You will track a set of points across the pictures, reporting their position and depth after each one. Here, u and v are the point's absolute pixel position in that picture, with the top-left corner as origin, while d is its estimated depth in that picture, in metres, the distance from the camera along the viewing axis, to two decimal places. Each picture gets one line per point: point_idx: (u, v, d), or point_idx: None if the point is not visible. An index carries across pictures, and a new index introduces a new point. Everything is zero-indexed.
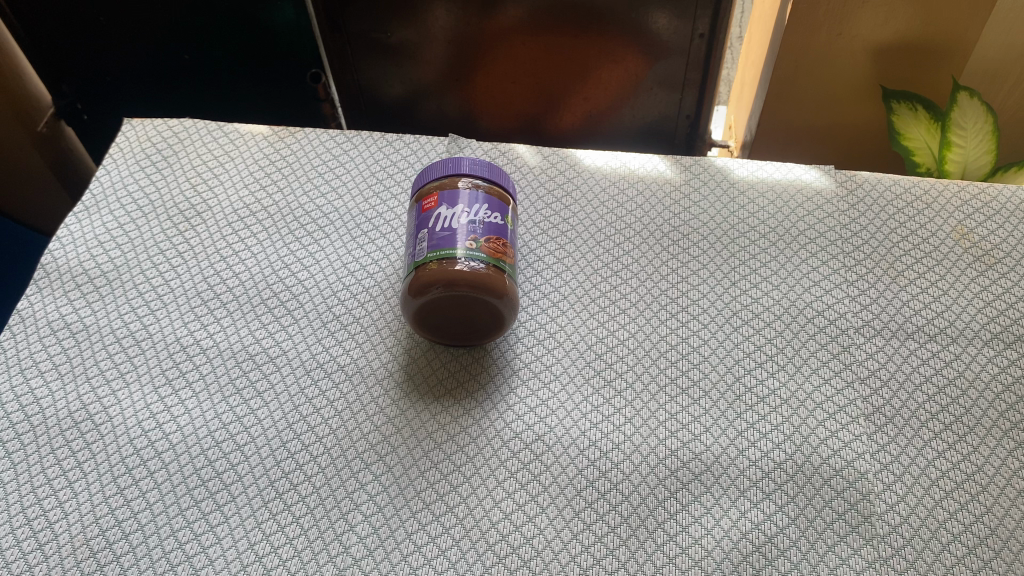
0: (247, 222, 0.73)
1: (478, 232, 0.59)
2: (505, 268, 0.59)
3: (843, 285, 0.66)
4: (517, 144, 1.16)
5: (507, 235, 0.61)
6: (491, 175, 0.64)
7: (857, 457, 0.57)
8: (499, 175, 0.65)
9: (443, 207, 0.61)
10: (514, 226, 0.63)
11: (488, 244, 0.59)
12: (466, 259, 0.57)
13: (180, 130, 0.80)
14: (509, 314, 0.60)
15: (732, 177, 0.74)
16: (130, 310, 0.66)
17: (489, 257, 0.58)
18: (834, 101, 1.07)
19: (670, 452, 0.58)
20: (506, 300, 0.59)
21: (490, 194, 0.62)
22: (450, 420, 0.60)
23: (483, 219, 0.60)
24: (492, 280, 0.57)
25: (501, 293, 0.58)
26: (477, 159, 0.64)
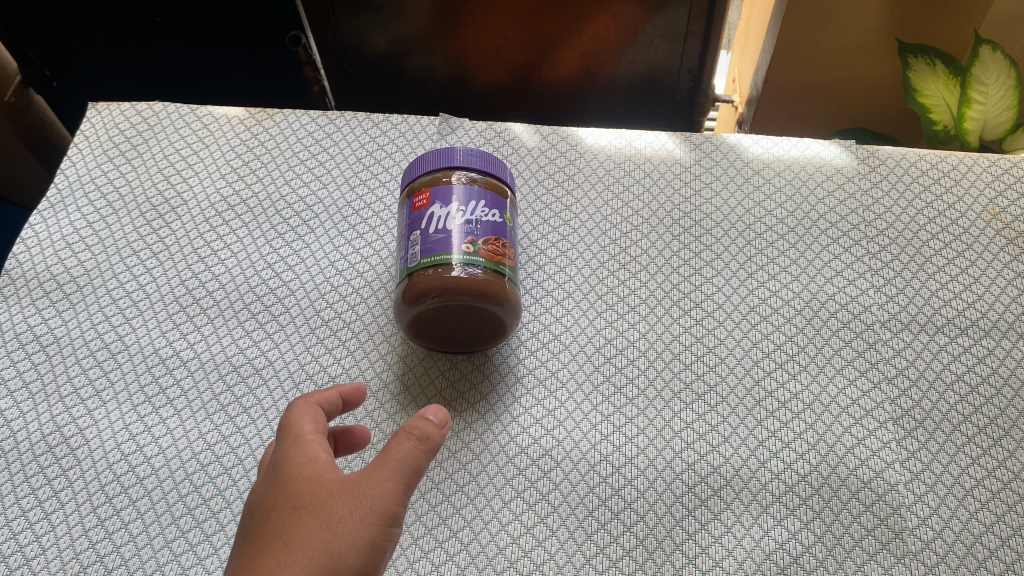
0: (225, 218, 0.67)
1: (477, 234, 0.54)
2: (507, 273, 0.55)
3: (867, 274, 0.62)
4: (510, 107, 1.10)
5: (508, 235, 0.57)
6: (488, 168, 0.59)
7: (887, 467, 0.54)
8: (497, 166, 0.60)
9: (437, 205, 0.56)
10: (515, 224, 0.59)
11: (487, 246, 0.54)
12: (463, 267, 0.53)
13: (149, 114, 0.74)
14: (512, 322, 0.56)
15: (746, 155, 0.69)
16: (104, 318, 0.62)
17: (487, 262, 0.53)
18: (845, 53, 1.01)
19: (686, 466, 0.54)
20: (507, 308, 0.54)
21: (487, 188, 0.58)
22: (451, 435, 0.56)
23: (481, 218, 0.55)
24: (490, 288, 0.53)
25: (501, 302, 0.53)
26: (471, 148, 0.59)
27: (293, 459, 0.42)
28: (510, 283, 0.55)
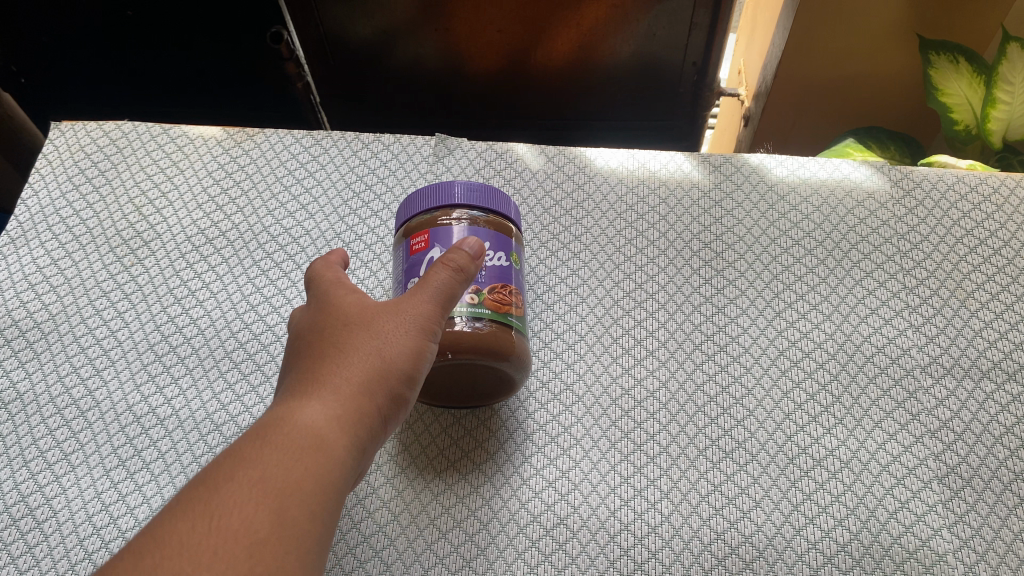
0: (203, 252, 0.62)
1: (482, 282, 0.49)
2: (514, 324, 0.49)
3: (905, 312, 0.57)
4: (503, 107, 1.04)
5: (515, 281, 0.51)
6: (491, 205, 0.53)
7: (933, 534, 0.49)
8: (502, 202, 0.54)
9: (437, 249, 0.50)
10: (521, 268, 0.53)
11: (492, 295, 0.49)
12: (464, 320, 0.47)
13: (118, 135, 0.68)
14: (518, 375, 0.50)
15: (769, 177, 0.64)
16: (72, 371, 0.56)
17: (490, 312, 0.48)
18: (864, 49, 0.94)
19: (715, 536, 0.49)
20: (512, 363, 0.49)
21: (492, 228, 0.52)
22: (456, 502, 0.51)
23: (485, 265, 0.50)
24: (490, 343, 0.47)
25: (505, 356, 0.48)
26: (474, 183, 0.54)
27: (338, 291, 0.45)
28: (517, 334, 0.49)
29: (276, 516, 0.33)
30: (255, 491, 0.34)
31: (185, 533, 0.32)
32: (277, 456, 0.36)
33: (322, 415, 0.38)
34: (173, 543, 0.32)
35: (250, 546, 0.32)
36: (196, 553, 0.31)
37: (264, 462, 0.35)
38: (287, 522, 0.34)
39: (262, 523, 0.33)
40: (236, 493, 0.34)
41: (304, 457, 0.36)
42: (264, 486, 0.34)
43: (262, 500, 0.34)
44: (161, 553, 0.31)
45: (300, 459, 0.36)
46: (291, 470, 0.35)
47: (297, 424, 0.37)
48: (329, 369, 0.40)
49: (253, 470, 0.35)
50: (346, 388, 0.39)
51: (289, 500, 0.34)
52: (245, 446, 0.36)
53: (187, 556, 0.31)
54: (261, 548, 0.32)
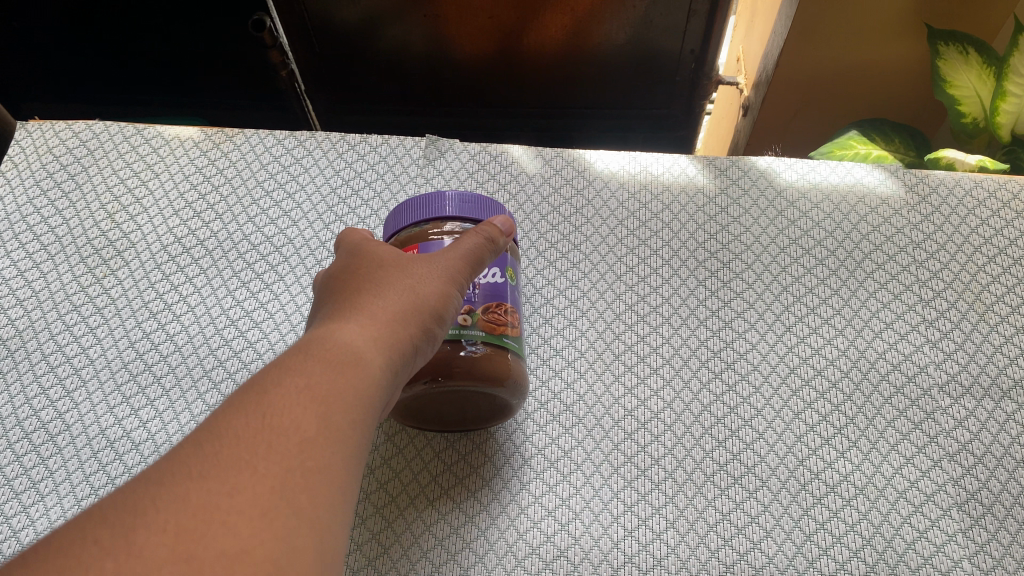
0: (180, 263, 0.58)
1: (475, 301, 0.46)
2: (510, 345, 0.46)
3: (921, 326, 0.55)
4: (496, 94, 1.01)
5: (511, 298, 0.48)
6: (484, 215, 0.50)
7: (954, 565, 0.47)
8: (495, 212, 0.51)
9: None
10: (516, 282, 0.50)
11: (485, 314, 0.46)
12: (455, 343, 0.44)
13: (89, 135, 0.64)
14: (514, 398, 0.47)
15: (778, 182, 0.61)
16: (39, 391, 0.53)
17: (483, 333, 0.45)
18: (868, 37, 0.90)
19: (724, 569, 0.47)
20: (507, 387, 0.45)
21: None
22: (450, 533, 0.48)
23: (479, 281, 0.47)
24: (482, 368, 0.44)
25: (499, 381, 0.45)
26: (465, 192, 0.50)
27: (368, 243, 0.44)
28: (512, 356, 0.46)
29: (319, 426, 0.32)
30: (301, 398, 0.32)
31: (234, 434, 0.30)
32: (321, 366, 0.34)
33: (360, 335, 0.37)
34: (222, 441, 0.30)
35: (299, 451, 0.31)
36: (246, 453, 0.30)
37: (308, 371, 0.34)
38: (334, 433, 0.32)
39: (309, 429, 0.31)
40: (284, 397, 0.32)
41: (347, 374, 0.34)
42: (308, 393, 0.33)
43: (304, 409, 0.32)
44: (204, 454, 0.29)
45: (343, 375, 0.34)
46: (334, 380, 0.34)
47: (339, 343, 0.36)
48: (367, 302, 0.39)
49: (298, 377, 0.33)
50: (384, 318, 0.38)
51: (334, 413, 0.33)
52: (283, 360, 0.34)
53: (232, 458, 0.29)
54: (308, 451, 0.31)
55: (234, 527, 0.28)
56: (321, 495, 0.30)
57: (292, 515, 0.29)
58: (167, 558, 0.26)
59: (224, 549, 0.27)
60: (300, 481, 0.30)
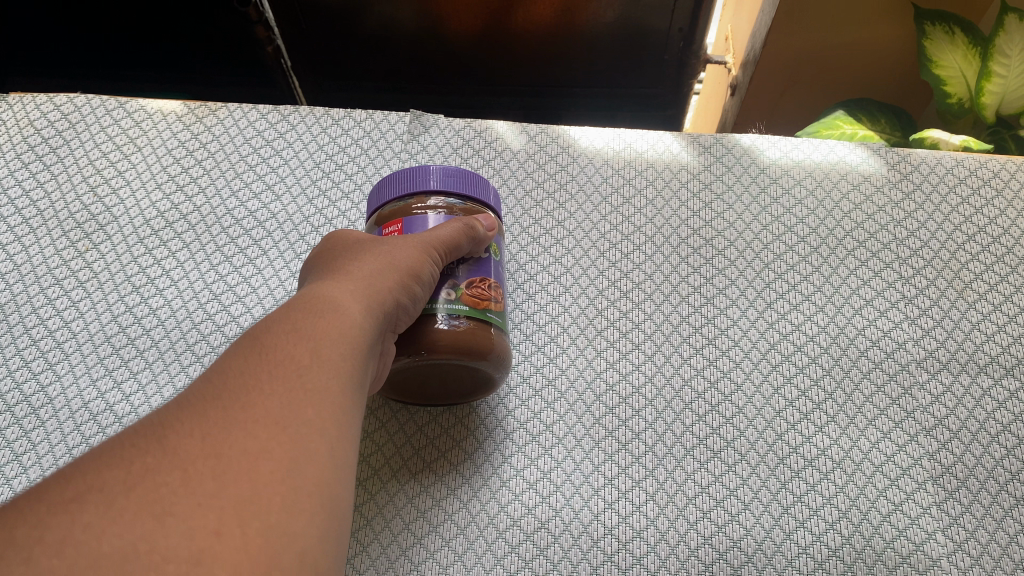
0: (163, 237, 0.58)
1: (461, 277, 0.46)
2: (494, 321, 0.46)
3: (900, 303, 0.55)
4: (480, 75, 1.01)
5: (495, 274, 0.48)
6: (468, 191, 0.50)
7: (928, 538, 0.48)
8: (479, 188, 0.51)
9: None
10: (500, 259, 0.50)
11: (470, 290, 0.46)
12: (442, 318, 0.44)
13: (70, 108, 0.64)
14: (497, 374, 0.47)
15: (761, 160, 0.62)
16: (21, 366, 0.53)
17: (469, 309, 0.45)
18: (856, 15, 0.90)
19: (703, 540, 0.47)
20: (489, 363, 0.45)
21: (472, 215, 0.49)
22: (431, 506, 0.48)
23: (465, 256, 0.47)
24: (466, 343, 0.44)
25: (481, 356, 0.45)
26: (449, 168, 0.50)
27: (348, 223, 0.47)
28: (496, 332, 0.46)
29: (318, 360, 0.35)
30: (293, 336, 0.35)
31: (239, 369, 0.33)
32: (314, 313, 0.37)
33: (346, 291, 0.40)
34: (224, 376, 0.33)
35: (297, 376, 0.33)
36: (248, 381, 0.33)
37: (303, 317, 0.37)
38: (331, 366, 0.35)
39: (304, 361, 0.34)
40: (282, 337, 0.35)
41: (334, 321, 0.37)
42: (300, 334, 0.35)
43: (303, 345, 0.35)
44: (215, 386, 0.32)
45: (330, 322, 0.37)
46: (327, 323, 0.37)
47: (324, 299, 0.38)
48: (350, 269, 0.42)
49: (292, 324, 0.36)
50: (366, 281, 0.41)
51: (330, 351, 0.36)
52: (279, 310, 0.37)
53: (242, 386, 0.32)
54: (310, 380, 0.34)
55: (247, 430, 0.30)
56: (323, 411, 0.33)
57: (299, 424, 0.32)
58: (190, 457, 0.29)
59: (240, 449, 0.30)
60: (301, 398, 0.33)
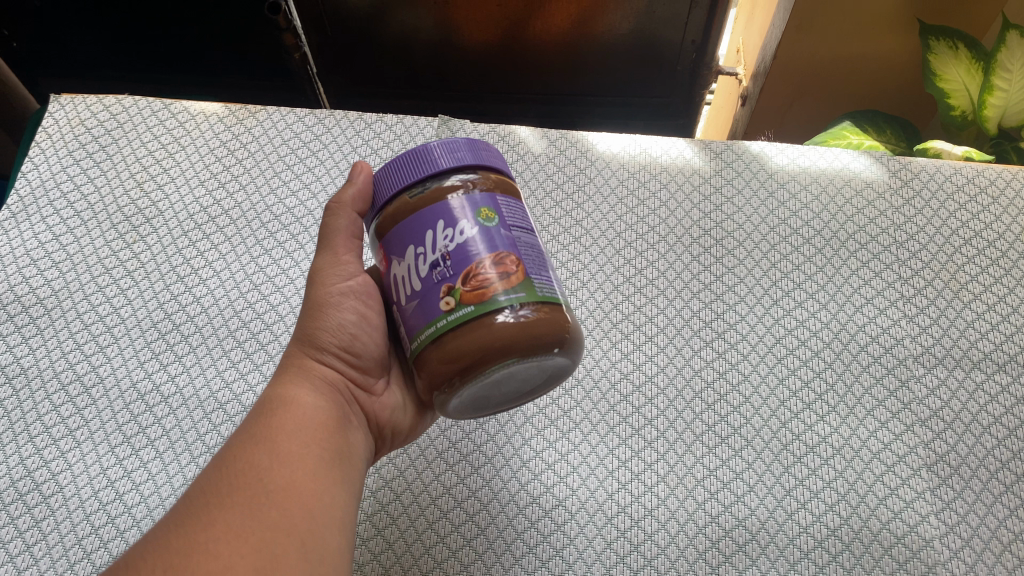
0: (206, 230, 0.62)
1: (449, 275, 0.39)
2: (506, 303, 0.39)
3: (899, 302, 0.59)
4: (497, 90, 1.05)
5: (495, 242, 0.40)
6: (434, 164, 0.43)
7: (921, 521, 0.51)
8: (447, 150, 0.43)
9: (395, 262, 0.42)
10: (499, 218, 0.41)
11: (465, 286, 0.39)
12: (444, 335, 0.39)
13: (118, 109, 0.68)
14: (543, 356, 0.39)
15: (770, 166, 0.65)
16: (76, 348, 0.57)
17: (467, 309, 0.39)
18: (863, 32, 0.93)
19: (710, 519, 0.51)
20: (520, 353, 0.38)
21: (427, 201, 0.42)
22: (457, 483, 0.53)
23: (446, 251, 0.40)
24: (471, 348, 0.38)
25: (497, 351, 0.38)
26: (410, 150, 0.44)
27: None
28: (513, 313, 0.39)
29: (292, 472, 0.40)
30: (264, 442, 0.41)
31: (225, 488, 0.38)
32: (278, 424, 0.42)
33: (303, 393, 0.44)
34: (205, 493, 0.38)
35: (268, 472, 0.39)
36: (230, 487, 0.38)
37: (270, 431, 0.41)
38: (310, 478, 0.40)
39: (272, 458, 0.40)
40: (259, 453, 0.40)
41: (291, 415, 0.42)
42: (261, 440, 0.41)
43: (275, 459, 0.40)
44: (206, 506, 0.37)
45: (286, 418, 0.42)
46: (292, 435, 0.41)
47: (274, 399, 0.43)
48: (290, 360, 0.46)
49: (263, 438, 0.41)
50: (306, 367, 0.46)
51: (305, 462, 0.41)
52: (252, 424, 0.42)
53: (229, 504, 0.37)
54: (288, 491, 0.39)
55: (233, 539, 0.35)
56: (306, 494, 0.39)
57: (285, 507, 0.38)
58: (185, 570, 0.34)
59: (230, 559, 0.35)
60: (279, 490, 0.38)
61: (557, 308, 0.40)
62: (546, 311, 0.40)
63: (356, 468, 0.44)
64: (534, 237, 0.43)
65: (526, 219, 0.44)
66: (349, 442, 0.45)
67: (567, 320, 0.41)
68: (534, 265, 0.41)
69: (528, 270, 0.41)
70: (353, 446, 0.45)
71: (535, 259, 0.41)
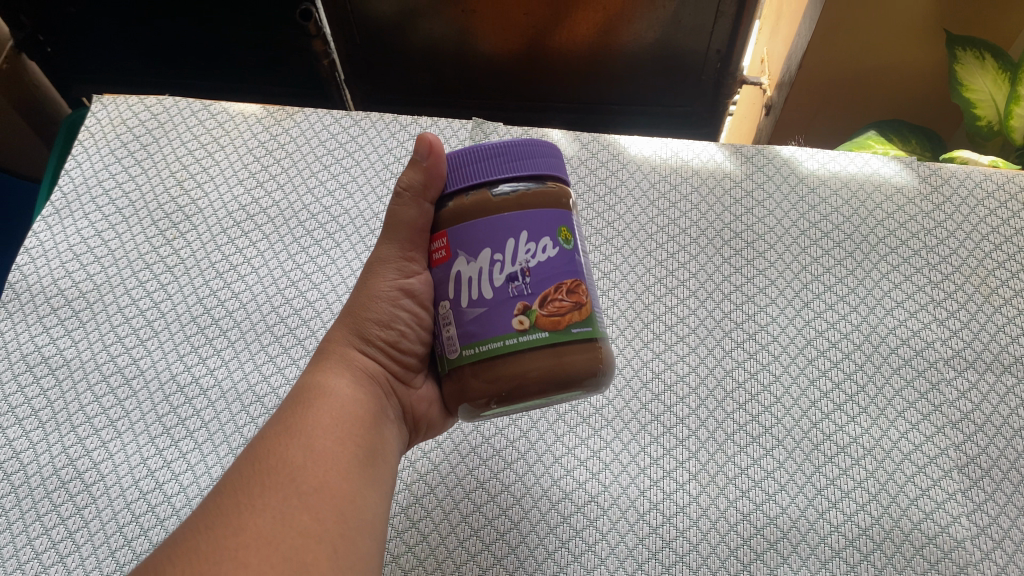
0: (244, 228, 0.63)
1: (525, 293, 0.40)
2: (578, 335, 0.41)
3: (930, 306, 0.59)
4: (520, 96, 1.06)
5: (570, 268, 0.42)
6: (525, 167, 0.43)
7: (952, 522, 0.51)
8: (534, 156, 0.44)
9: (462, 259, 0.42)
10: (574, 240, 0.43)
11: (542, 308, 0.40)
12: (507, 355, 0.40)
13: (159, 110, 0.70)
14: (593, 388, 0.42)
15: (800, 171, 0.66)
16: (116, 340, 0.58)
17: (541, 334, 0.40)
18: (889, 41, 0.93)
19: (742, 517, 0.51)
20: (579, 384, 0.41)
21: (518, 205, 0.42)
22: (491, 477, 0.53)
23: (527, 267, 0.41)
24: (540, 374, 0.40)
25: (563, 381, 0.40)
26: (501, 143, 0.43)
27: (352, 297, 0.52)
28: (583, 346, 0.41)
29: (323, 464, 0.40)
30: (298, 432, 0.41)
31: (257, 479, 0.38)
32: (311, 414, 0.42)
33: (339, 383, 0.45)
34: (234, 487, 0.38)
35: (299, 469, 0.39)
36: (261, 478, 0.38)
37: (304, 420, 0.42)
38: (339, 473, 0.40)
39: (304, 455, 0.40)
40: (293, 442, 0.40)
41: (325, 410, 0.43)
42: (294, 434, 0.41)
43: (307, 450, 0.40)
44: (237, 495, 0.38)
45: (320, 412, 0.42)
46: (324, 425, 0.42)
47: (310, 390, 0.44)
48: (329, 350, 0.47)
49: (299, 428, 0.41)
50: (344, 357, 0.46)
51: (337, 457, 0.41)
52: (289, 412, 0.43)
53: (258, 495, 0.38)
54: (315, 485, 0.39)
55: (256, 531, 0.36)
56: (335, 494, 0.39)
57: (313, 508, 0.38)
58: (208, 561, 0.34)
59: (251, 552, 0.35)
60: (308, 488, 0.38)
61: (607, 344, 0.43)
62: (604, 347, 0.42)
63: (388, 464, 0.44)
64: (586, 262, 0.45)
65: (582, 241, 0.45)
66: (382, 437, 0.45)
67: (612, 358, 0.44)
68: (593, 296, 0.43)
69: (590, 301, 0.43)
70: (385, 441, 0.45)
71: (591, 288, 0.44)
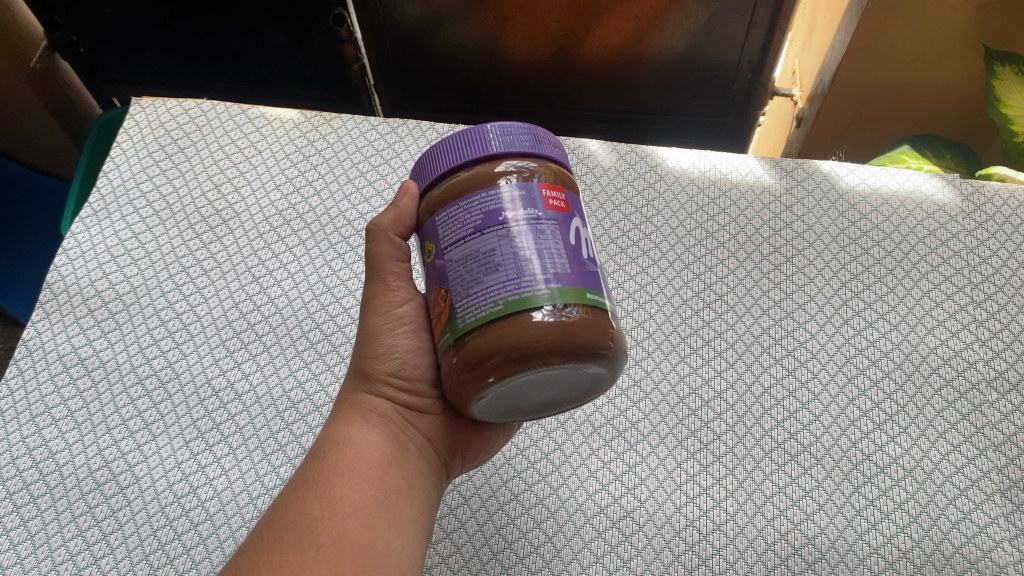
0: (281, 233, 0.64)
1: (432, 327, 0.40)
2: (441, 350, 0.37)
3: (972, 325, 0.58)
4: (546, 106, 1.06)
5: (438, 279, 0.38)
6: (486, 147, 0.40)
7: (995, 546, 0.50)
8: (505, 136, 0.40)
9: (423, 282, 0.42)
10: (438, 245, 0.38)
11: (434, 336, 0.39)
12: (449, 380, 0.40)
13: (198, 113, 0.71)
14: (587, 363, 0.36)
15: (840, 185, 0.66)
16: (152, 342, 0.58)
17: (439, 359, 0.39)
18: (923, 63, 0.93)
19: (780, 536, 0.50)
20: (557, 357, 0.34)
21: (447, 194, 0.39)
22: (525, 490, 0.53)
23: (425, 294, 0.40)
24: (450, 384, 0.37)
25: (529, 354, 0.34)
26: (465, 130, 0.41)
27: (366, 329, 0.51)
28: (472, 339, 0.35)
29: (345, 516, 0.39)
30: (318, 487, 0.41)
31: (279, 535, 0.38)
32: (328, 465, 0.42)
33: (354, 432, 0.44)
34: (257, 546, 0.38)
35: (316, 523, 0.39)
36: (283, 536, 0.38)
37: (322, 473, 0.41)
38: (365, 520, 0.40)
39: (322, 508, 0.40)
40: (314, 498, 0.40)
41: (342, 458, 0.42)
42: (312, 488, 0.41)
43: (328, 503, 0.40)
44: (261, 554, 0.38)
45: (336, 461, 0.42)
46: (340, 475, 0.41)
47: (327, 442, 0.44)
48: (345, 398, 0.47)
49: (318, 481, 0.41)
50: (358, 403, 0.46)
51: (360, 506, 0.40)
52: (310, 465, 0.42)
53: (282, 552, 0.37)
54: (337, 538, 0.38)
55: None
56: (355, 543, 0.38)
57: (331, 562, 0.37)
58: None
59: None
60: (327, 541, 0.38)
61: (596, 310, 0.36)
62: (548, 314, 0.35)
63: (417, 501, 0.44)
64: (478, 238, 0.37)
65: (499, 214, 0.37)
66: (405, 475, 0.44)
67: (525, 325, 0.34)
68: (460, 288, 0.36)
69: (457, 296, 0.37)
70: (410, 479, 0.44)
71: (466, 275, 0.36)
